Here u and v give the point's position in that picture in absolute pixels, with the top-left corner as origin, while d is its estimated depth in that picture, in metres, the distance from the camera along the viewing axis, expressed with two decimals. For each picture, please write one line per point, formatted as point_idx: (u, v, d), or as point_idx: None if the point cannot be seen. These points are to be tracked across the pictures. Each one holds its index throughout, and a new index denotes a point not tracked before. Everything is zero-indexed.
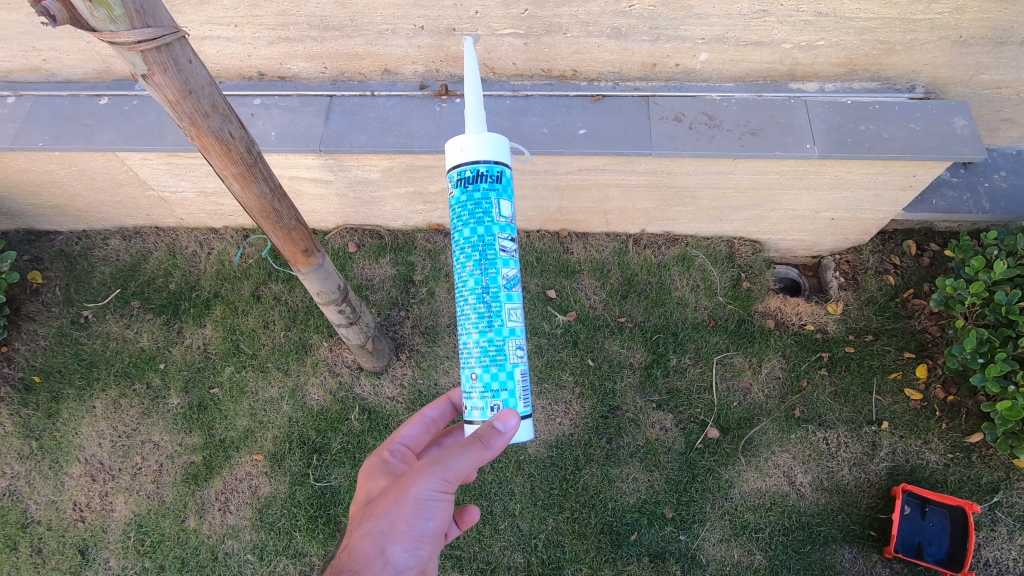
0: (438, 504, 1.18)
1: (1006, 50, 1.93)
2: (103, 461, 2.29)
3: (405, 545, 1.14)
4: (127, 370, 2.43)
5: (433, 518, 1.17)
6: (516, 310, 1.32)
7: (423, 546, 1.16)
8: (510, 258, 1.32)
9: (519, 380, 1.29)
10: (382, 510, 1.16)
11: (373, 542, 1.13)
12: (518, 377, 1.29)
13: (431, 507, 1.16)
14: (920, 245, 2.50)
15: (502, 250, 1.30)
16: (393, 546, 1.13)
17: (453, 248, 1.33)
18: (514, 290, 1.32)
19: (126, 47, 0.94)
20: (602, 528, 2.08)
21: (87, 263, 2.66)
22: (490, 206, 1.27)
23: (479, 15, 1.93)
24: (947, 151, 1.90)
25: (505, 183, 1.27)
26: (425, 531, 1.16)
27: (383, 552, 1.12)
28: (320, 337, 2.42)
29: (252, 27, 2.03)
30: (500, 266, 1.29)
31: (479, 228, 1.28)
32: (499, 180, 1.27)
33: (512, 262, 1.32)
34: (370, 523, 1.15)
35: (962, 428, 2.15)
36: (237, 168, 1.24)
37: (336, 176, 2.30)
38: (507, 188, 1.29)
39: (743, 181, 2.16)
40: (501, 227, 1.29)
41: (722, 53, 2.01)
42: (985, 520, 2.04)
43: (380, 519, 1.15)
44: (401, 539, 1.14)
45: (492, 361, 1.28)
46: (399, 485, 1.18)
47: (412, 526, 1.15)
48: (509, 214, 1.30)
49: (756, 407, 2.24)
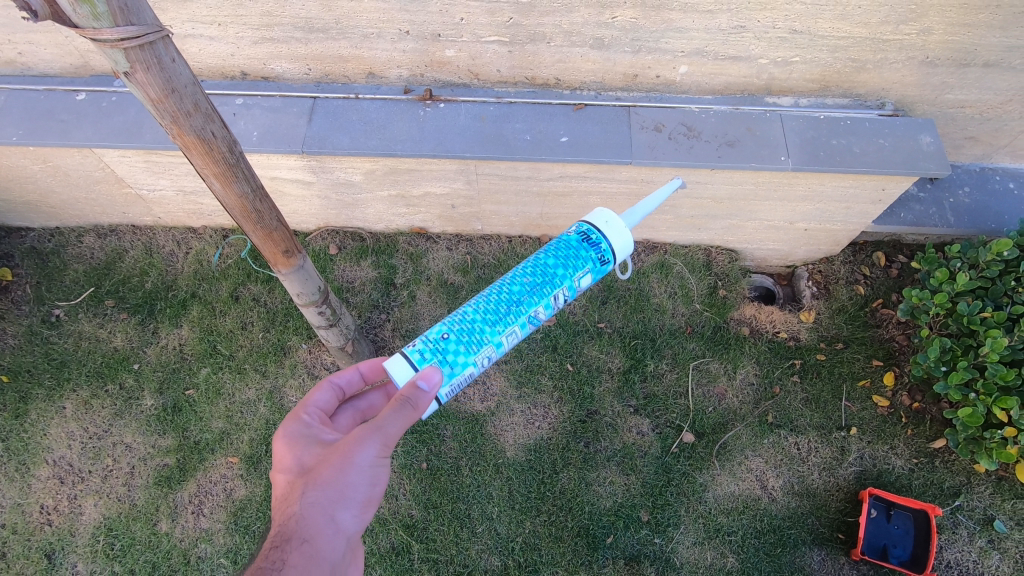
0: (382, 468, 1.16)
1: (970, 71, 2.01)
2: (72, 462, 2.24)
3: (353, 511, 1.13)
4: (99, 370, 2.38)
5: (376, 481, 1.16)
6: (514, 334, 1.34)
7: (367, 509, 1.16)
8: (551, 311, 1.37)
9: (462, 376, 1.25)
10: (327, 477, 1.12)
11: (322, 512, 1.09)
12: (464, 371, 1.26)
13: (377, 471, 1.16)
14: (889, 257, 2.58)
15: (553, 304, 1.36)
16: (342, 512, 1.11)
17: (527, 265, 1.38)
18: (527, 328, 1.35)
19: (109, 43, 0.93)
20: (578, 531, 2.10)
21: (60, 260, 2.61)
22: (582, 267, 1.34)
23: (464, 21, 1.95)
24: (914, 166, 1.97)
25: (603, 273, 1.39)
26: (371, 494, 1.15)
27: (332, 519, 1.10)
28: (299, 339, 2.40)
29: (236, 27, 2.03)
30: (542, 304, 1.33)
31: (559, 273, 1.34)
32: (600, 262, 1.36)
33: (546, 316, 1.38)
34: (316, 492, 1.10)
35: (927, 434, 2.23)
36: (219, 168, 1.23)
37: (319, 177, 2.29)
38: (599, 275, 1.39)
39: (720, 191, 2.21)
40: (569, 289, 1.36)
41: (701, 66, 2.06)
42: (947, 523, 2.11)
43: (326, 487, 1.11)
44: (349, 505, 1.12)
45: (463, 338, 1.26)
46: (340, 453, 1.13)
47: (358, 494, 1.13)
48: (583, 291, 1.39)
49: (731, 412, 2.29)
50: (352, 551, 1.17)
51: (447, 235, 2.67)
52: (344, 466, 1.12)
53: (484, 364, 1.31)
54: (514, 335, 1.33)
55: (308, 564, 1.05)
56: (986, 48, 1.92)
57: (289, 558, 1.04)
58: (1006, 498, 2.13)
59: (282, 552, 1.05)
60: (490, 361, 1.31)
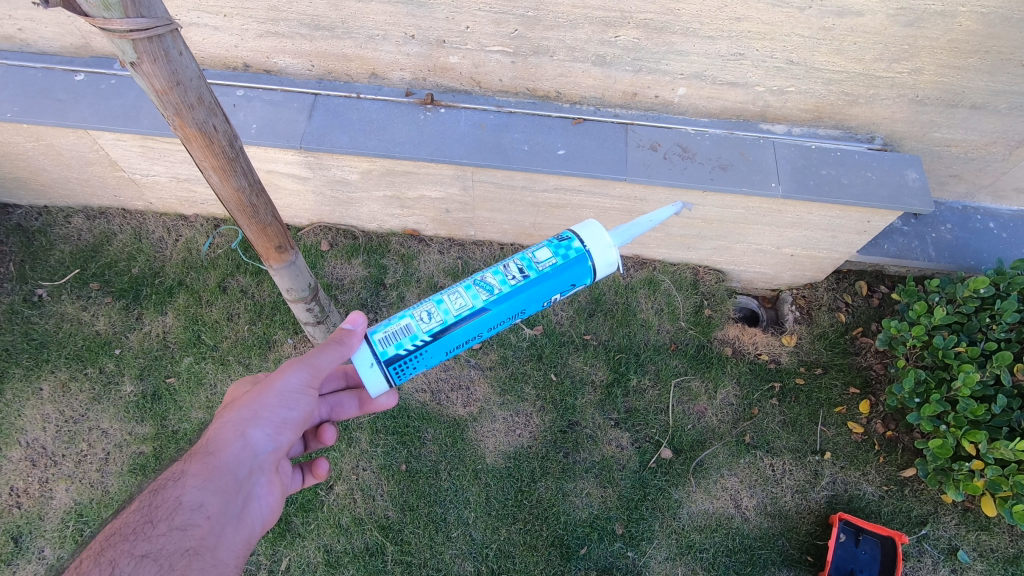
0: (304, 397, 1.28)
1: (957, 112, 2.07)
2: (46, 445, 2.21)
3: (267, 431, 1.22)
4: (79, 353, 2.36)
5: (295, 408, 1.27)
6: (462, 297, 1.31)
7: (282, 434, 1.24)
8: (506, 284, 1.31)
9: (395, 326, 1.28)
10: (246, 400, 1.23)
11: (234, 427, 1.18)
12: (398, 322, 1.28)
13: (295, 397, 1.26)
14: (871, 287, 2.63)
15: (505, 276, 1.31)
16: (254, 430, 1.20)
17: None
18: (478, 296, 1.30)
19: (118, 34, 0.94)
20: (553, 540, 2.11)
21: (46, 240, 2.58)
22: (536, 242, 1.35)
23: (469, 30, 1.97)
24: (899, 201, 2.02)
25: (568, 251, 1.32)
26: (288, 419, 1.25)
27: (243, 435, 1.19)
28: (284, 333, 2.40)
29: (241, 19, 2.03)
30: (489, 271, 1.33)
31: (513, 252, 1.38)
32: (560, 238, 1.34)
33: (504, 290, 1.31)
34: (232, 411, 1.21)
35: (898, 462, 2.27)
36: (218, 161, 1.24)
37: (315, 173, 2.30)
38: (563, 252, 1.32)
39: (711, 213, 2.25)
40: (521, 258, 1.33)
41: (699, 89, 2.10)
42: (913, 551, 2.15)
43: (243, 408, 1.21)
44: (262, 424, 1.21)
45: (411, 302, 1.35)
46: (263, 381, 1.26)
47: (275, 415, 1.23)
48: (543, 266, 1.30)
49: (709, 430, 2.32)
50: (268, 477, 1.24)
51: (439, 239, 2.68)
52: (264, 390, 1.24)
53: (425, 322, 1.28)
54: (460, 296, 1.30)
55: (210, 473, 1.12)
56: (974, 91, 1.98)
57: (192, 468, 1.13)
58: (971, 529, 2.18)
59: (188, 464, 1.13)
60: (431, 320, 1.28)
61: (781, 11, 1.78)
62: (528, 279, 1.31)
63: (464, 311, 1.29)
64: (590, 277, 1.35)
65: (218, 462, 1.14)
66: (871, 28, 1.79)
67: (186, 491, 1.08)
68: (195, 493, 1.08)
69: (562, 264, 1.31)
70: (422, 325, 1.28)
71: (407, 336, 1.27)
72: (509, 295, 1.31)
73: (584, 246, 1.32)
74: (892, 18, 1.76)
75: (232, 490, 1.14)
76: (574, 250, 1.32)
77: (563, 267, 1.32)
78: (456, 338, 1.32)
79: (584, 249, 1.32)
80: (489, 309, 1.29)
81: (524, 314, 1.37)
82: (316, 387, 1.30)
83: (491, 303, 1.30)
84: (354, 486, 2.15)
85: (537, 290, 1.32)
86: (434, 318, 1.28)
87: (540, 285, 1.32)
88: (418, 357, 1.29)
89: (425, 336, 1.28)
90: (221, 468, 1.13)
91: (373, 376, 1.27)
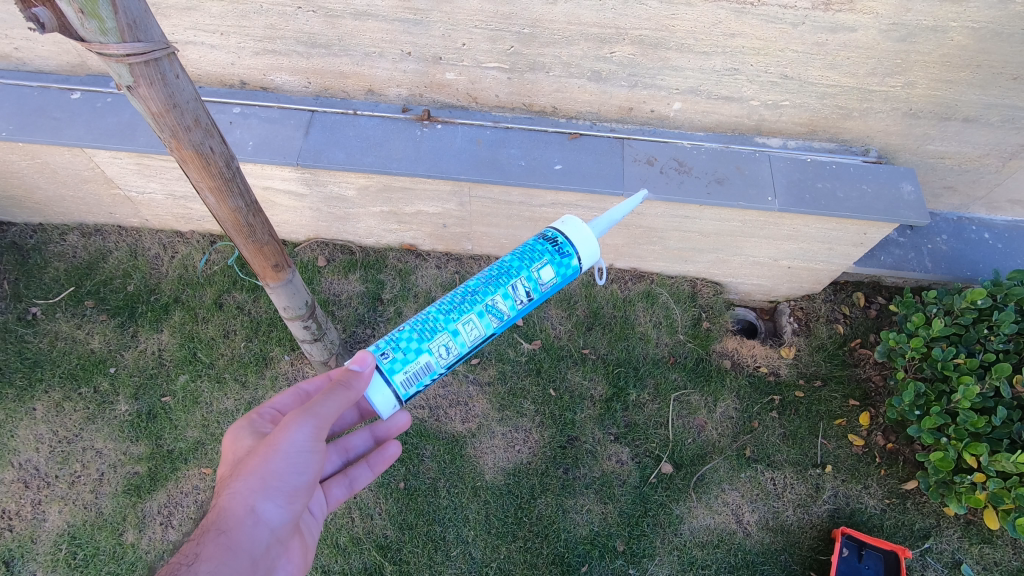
0: (314, 453, 1.18)
1: (950, 125, 2.09)
2: (39, 466, 2.18)
3: (275, 499, 1.13)
4: (73, 372, 2.33)
5: (306, 467, 1.18)
6: (476, 328, 1.29)
7: (297, 500, 1.18)
8: (513, 308, 1.33)
9: (415, 364, 1.23)
10: (253, 471, 1.11)
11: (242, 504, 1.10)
12: (417, 359, 1.23)
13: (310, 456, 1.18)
14: (869, 298, 2.64)
15: (513, 300, 1.32)
16: (268, 503, 1.12)
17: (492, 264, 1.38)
18: (490, 324, 1.31)
19: (114, 58, 0.94)
20: (553, 559, 2.08)
21: (41, 257, 2.57)
22: (539, 259, 1.31)
23: (466, 47, 1.98)
24: (895, 213, 2.03)
25: (568, 270, 1.35)
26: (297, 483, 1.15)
27: (255, 512, 1.10)
28: (281, 350, 2.38)
29: (238, 37, 2.04)
30: (499, 296, 1.30)
31: (516, 265, 1.31)
32: (563, 253, 1.33)
33: (509, 315, 1.33)
34: (239, 483, 1.11)
35: (899, 475, 2.26)
36: (215, 182, 1.23)
37: (311, 190, 2.30)
38: (564, 271, 1.34)
39: (708, 226, 2.26)
40: (529, 280, 1.31)
41: (694, 103, 2.11)
42: (916, 565, 2.13)
43: (254, 475, 1.11)
44: (272, 494, 1.13)
45: (417, 327, 1.26)
46: (268, 443, 1.14)
47: (285, 480, 1.14)
48: (547, 287, 1.34)
49: (709, 444, 2.30)
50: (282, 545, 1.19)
51: (437, 253, 2.68)
52: (270, 454, 1.13)
53: (442, 357, 1.26)
54: (474, 328, 1.29)
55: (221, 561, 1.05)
56: (966, 104, 2.00)
57: (204, 550, 1.05)
58: (974, 542, 2.16)
59: (197, 545, 1.06)
60: (448, 355, 1.27)
61: (774, 27, 1.79)
62: (532, 299, 1.35)
63: (477, 340, 1.31)
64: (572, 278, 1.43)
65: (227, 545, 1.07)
66: (864, 43, 1.81)
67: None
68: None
69: (563, 280, 1.35)
70: (441, 361, 1.26)
71: (427, 372, 1.25)
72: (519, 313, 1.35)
73: (581, 263, 1.36)
74: (885, 34, 1.78)
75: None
76: (573, 267, 1.35)
77: (560, 283, 1.37)
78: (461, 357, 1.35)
79: (580, 265, 1.36)
80: (495, 332, 1.34)
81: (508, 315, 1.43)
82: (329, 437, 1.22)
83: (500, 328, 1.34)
84: (352, 505, 2.12)
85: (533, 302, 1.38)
86: (452, 357, 1.28)
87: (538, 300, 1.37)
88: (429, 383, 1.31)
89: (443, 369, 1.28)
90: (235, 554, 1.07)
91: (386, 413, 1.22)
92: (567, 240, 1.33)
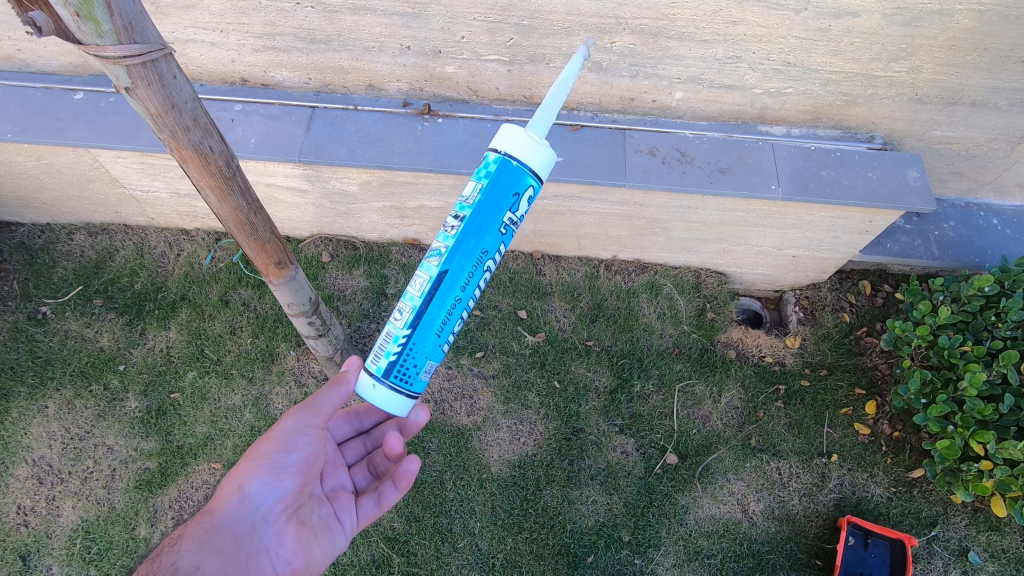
0: (305, 441, 1.38)
1: (957, 110, 2.06)
2: (52, 463, 2.22)
3: (266, 479, 1.32)
4: (84, 369, 2.36)
5: (295, 452, 1.37)
6: (421, 277, 1.26)
7: (283, 480, 1.34)
8: (447, 239, 1.24)
9: (379, 338, 1.28)
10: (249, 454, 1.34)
11: (232, 483, 1.31)
12: (381, 334, 1.29)
13: (295, 441, 1.37)
14: (875, 286, 2.62)
15: (446, 232, 1.25)
16: (253, 482, 1.30)
17: None
18: (431, 266, 1.24)
19: (111, 60, 0.94)
20: (559, 549, 2.10)
21: (49, 257, 2.60)
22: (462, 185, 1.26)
23: (465, 39, 1.97)
24: (900, 201, 2.01)
25: (488, 169, 1.19)
26: (288, 464, 1.35)
27: (241, 489, 1.29)
28: (287, 346, 2.41)
29: (238, 34, 2.04)
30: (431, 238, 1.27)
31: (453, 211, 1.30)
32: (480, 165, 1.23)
33: (449, 246, 1.24)
34: (236, 466, 1.33)
35: (906, 463, 2.26)
36: (215, 181, 1.24)
37: (314, 186, 2.30)
38: (484, 171, 1.20)
39: (711, 216, 2.25)
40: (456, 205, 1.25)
41: (696, 92, 2.10)
42: (923, 553, 2.13)
43: (245, 460, 1.33)
44: (261, 473, 1.31)
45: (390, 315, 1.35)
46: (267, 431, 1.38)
47: (275, 460, 1.33)
48: (472, 198, 1.21)
49: (714, 434, 2.31)
50: (276, 529, 1.32)
51: None
52: (266, 439, 1.35)
53: (399, 318, 1.26)
54: (418, 276, 1.26)
55: (208, 533, 1.25)
56: (973, 88, 1.97)
57: (193, 531, 1.26)
58: (981, 529, 2.16)
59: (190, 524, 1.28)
60: (402, 313, 1.26)
61: (776, 13, 1.77)
62: (466, 219, 1.22)
63: (428, 289, 1.24)
64: (530, 178, 1.19)
65: (216, 521, 1.28)
66: (868, 28, 1.79)
67: (180, 552, 1.20)
68: (188, 557, 1.18)
69: (487, 184, 1.20)
70: (398, 321, 1.26)
71: (389, 338, 1.26)
72: (460, 241, 1.23)
73: (498, 153, 1.18)
74: (889, 18, 1.75)
75: (231, 549, 1.24)
76: (493, 163, 1.19)
77: (490, 186, 1.19)
78: (436, 318, 1.26)
79: (500, 156, 1.18)
80: (444, 270, 1.23)
81: (489, 255, 1.26)
82: (319, 428, 1.40)
83: (445, 265, 1.23)
84: None
85: (479, 221, 1.22)
86: (406, 310, 1.25)
87: (480, 216, 1.21)
88: (412, 355, 1.26)
89: (405, 329, 1.25)
90: (217, 528, 1.26)
91: (377, 394, 1.27)
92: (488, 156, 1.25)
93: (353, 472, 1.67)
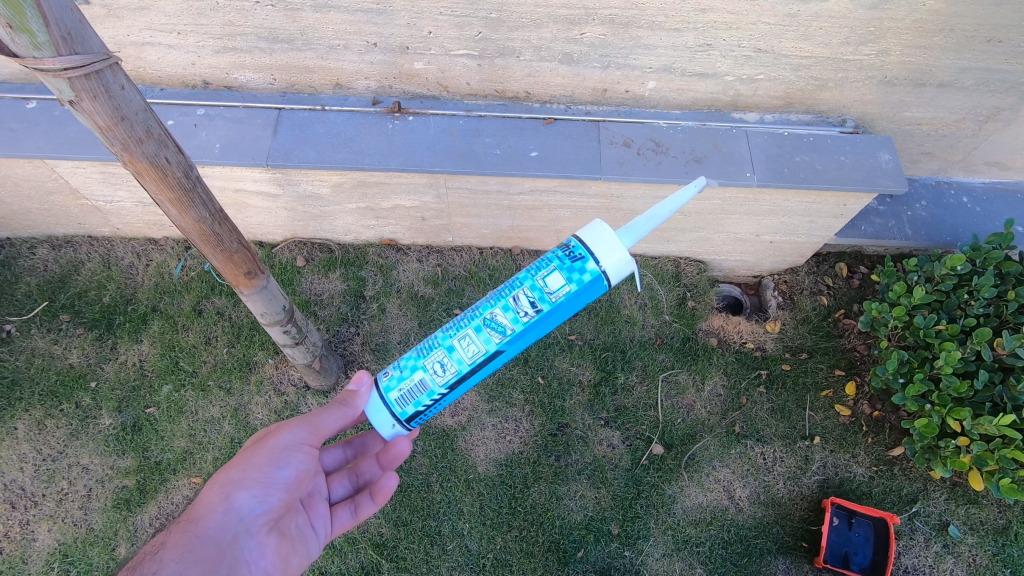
0: (297, 457, 1.34)
1: (925, 91, 2.08)
2: (25, 486, 2.15)
3: (254, 491, 1.27)
4: (53, 388, 2.29)
5: (287, 467, 1.33)
6: (473, 341, 1.26)
7: (272, 495, 1.30)
8: (516, 322, 1.24)
9: (410, 383, 1.28)
10: (238, 463, 1.29)
11: (219, 491, 1.25)
12: (412, 378, 1.28)
13: (289, 456, 1.33)
14: (851, 268, 2.65)
15: (517, 314, 1.23)
16: (241, 493, 1.26)
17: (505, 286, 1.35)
18: (490, 341, 1.25)
19: (51, 73, 0.89)
20: (549, 546, 2.10)
21: (11, 273, 2.50)
22: (546, 265, 1.22)
23: (433, 35, 1.93)
24: (873, 183, 2.03)
25: (583, 276, 1.20)
26: (278, 479, 1.31)
27: (228, 499, 1.25)
28: (265, 354, 2.35)
29: (196, 36, 1.97)
30: (498, 309, 1.23)
31: (522, 273, 1.25)
32: (574, 257, 1.20)
33: (515, 330, 1.24)
34: (223, 474, 1.28)
35: (886, 442, 2.29)
36: (174, 193, 1.19)
37: (284, 190, 2.25)
38: (578, 277, 1.20)
39: (688, 206, 2.24)
40: (532, 287, 1.22)
41: (669, 81, 2.08)
42: (905, 529, 2.17)
43: (235, 469, 1.28)
44: (250, 485, 1.27)
45: (419, 347, 1.32)
46: (259, 441, 1.34)
47: (266, 473, 1.30)
48: (557, 298, 1.21)
49: (699, 423, 2.32)
50: (257, 540, 1.28)
51: (417, 247, 2.64)
52: (258, 450, 1.32)
53: (439, 376, 1.27)
54: (471, 343, 1.26)
55: (191, 543, 1.18)
56: (940, 69, 1.98)
57: (175, 541, 1.18)
58: (960, 503, 2.21)
59: (170, 534, 1.20)
60: (445, 373, 1.27)
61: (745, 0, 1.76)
62: (540, 312, 1.24)
63: (478, 359, 1.27)
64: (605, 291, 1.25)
65: (199, 530, 1.21)
66: (837, 12, 1.78)
67: (162, 561, 1.12)
68: (171, 568, 1.09)
69: (575, 290, 1.21)
70: (437, 379, 1.27)
71: (424, 392, 1.28)
72: (525, 329, 1.25)
73: (598, 267, 1.19)
74: (857, 2, 1.75)
75: (212, 560, 1.18)
76: (589, 273, 1.19)
77: (577, 293, 1.22)
78: (470, 380, 1.32)
79: (599, 271, 1.19)
80: (501, 352, 1.26)
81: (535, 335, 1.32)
82: (313, 446, 1.38)
83: (504, 345, 1.26)
84: None
85: (550, 317, 1.25)
86: (450, 373, 1.27)
87: (553, 314, 1.24)
88: (436, 405, 1.33)
89: (442, 388, 1.29)
90: (202, 537, 1.19)
91: (390, 432, 1.33)
92: (579, 242, 1.21)
93: (334, 483, 1.66)
